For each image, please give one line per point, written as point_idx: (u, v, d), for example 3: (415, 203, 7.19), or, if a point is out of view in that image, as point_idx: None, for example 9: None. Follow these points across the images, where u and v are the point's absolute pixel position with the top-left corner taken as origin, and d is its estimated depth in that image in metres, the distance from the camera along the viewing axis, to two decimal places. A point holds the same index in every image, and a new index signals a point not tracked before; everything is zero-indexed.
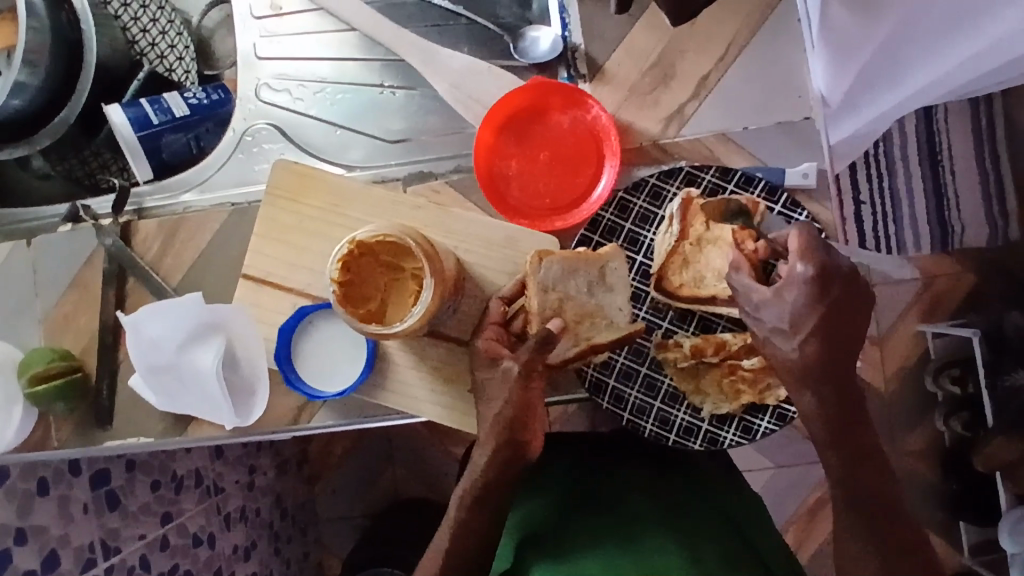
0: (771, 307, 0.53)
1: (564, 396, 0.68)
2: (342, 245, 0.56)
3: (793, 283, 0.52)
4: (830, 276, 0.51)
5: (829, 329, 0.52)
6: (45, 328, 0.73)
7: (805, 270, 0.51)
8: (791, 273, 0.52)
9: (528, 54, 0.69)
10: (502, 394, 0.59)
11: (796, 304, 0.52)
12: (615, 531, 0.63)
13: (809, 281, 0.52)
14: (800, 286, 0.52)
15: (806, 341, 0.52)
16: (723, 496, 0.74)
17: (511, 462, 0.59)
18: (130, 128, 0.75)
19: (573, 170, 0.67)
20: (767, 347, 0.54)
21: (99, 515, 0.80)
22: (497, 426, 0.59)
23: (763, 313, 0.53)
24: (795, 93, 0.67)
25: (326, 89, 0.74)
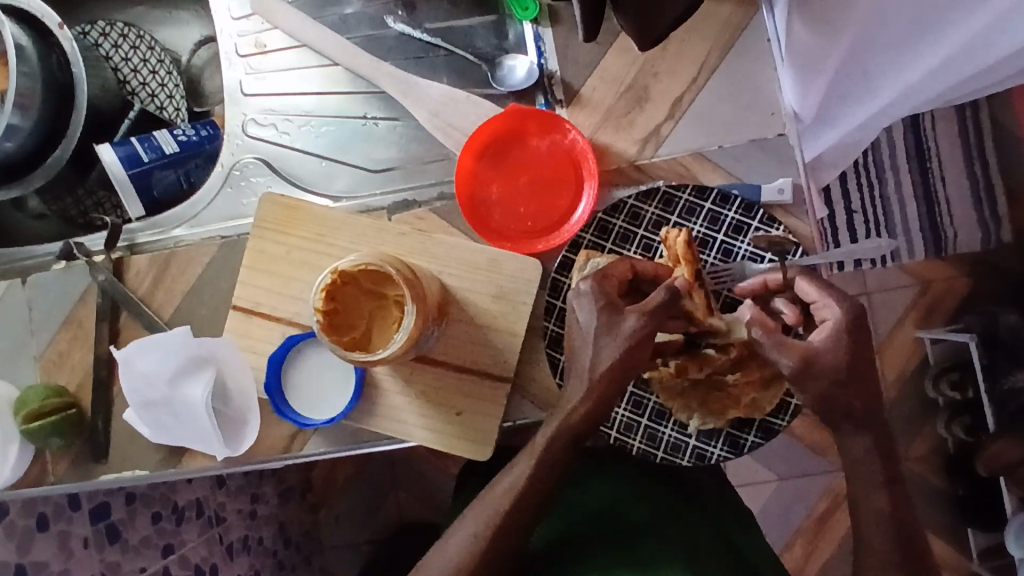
0: (823, 355, 0.55)
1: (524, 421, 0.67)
2: (325, 275, 0.57)
3: (832, 329, 0.56)
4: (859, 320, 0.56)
5: (863, 369, 0.56)
6: (40, 365, 0.74)
7: (836, 315, 0.56)
8: (827, 319, 0.57)
9: (505, 82, 0.72)
10: (609, 349, 0.59)
11: (840, 351, 0.56)
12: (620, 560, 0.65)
13: (842, 325, 0.56)
14: (840, 331, 0.56)
15: (849, 386, 0.56)
16: (711, 503, 0.78)
17: (602, 411, 0.60)
18: (121, 167, 0.78)
19: (553, 192, 0.69)
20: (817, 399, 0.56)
21: (99, 550, 0.82)
22: (602, 381, 0.59)
23: (813, 364, 0.55)
24: (767, 110, 0.68)
25: (311, 122, 0.76)
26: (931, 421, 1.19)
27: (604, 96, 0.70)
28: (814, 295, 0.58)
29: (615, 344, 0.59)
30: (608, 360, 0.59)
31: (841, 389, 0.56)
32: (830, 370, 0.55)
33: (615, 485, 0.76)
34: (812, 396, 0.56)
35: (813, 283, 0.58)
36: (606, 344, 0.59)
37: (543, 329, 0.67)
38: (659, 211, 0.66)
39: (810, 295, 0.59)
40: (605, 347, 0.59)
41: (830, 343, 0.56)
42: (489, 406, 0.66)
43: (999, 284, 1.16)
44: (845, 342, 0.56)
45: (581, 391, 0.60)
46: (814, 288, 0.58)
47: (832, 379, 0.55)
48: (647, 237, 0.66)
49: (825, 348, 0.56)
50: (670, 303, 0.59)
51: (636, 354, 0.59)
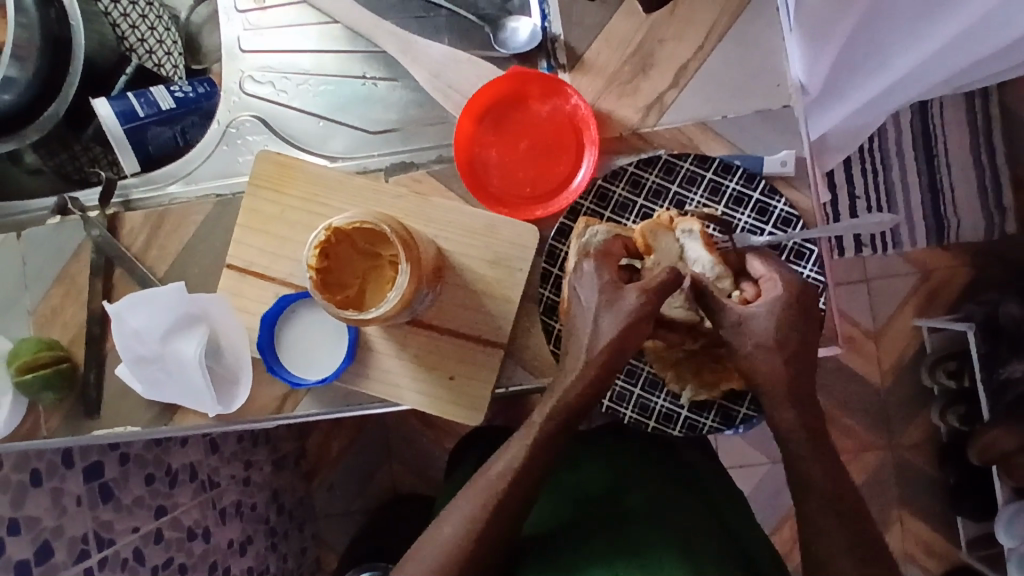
0: (759, 319, 0.58)
1: (516, 388, 0.67)
2: (319, 231, 0.56)
3: (773, 299, 0.58)
4: (800, 299, 0.59)
5: (800, 339, 0.58)
6: (33, 320, 0.74)
7: (779, 289, 0.59)
8: (771, 291, 0.59)
9: (508, 44, 0.71)
10: (611, 328, 0.59)
11: (773, 321, 0.58)
12: (619, 534, 0.67)
13: (780, 297, 0.59)
14: (780, 302, 0.58)
15: (778, 354, 0.57)
16: (709, 489, 0.77)
17: (594, 394, 0.60)
18: (116, 120, 0.76)
19: (553, 158, 0.68)
20: (748, 363, 0.58)
21: (92, 509, 0.82)
22: (594, 367, 0.59)
23: (750, 326, 0.59)
24: (773, 81, 0.67)
25: (309, 80, 0.75)
26: (925, 409, 1.19)
27: (608, 61, 0.69)
28: (764, 271, 0.61)
29: (615, 322, 0.59)
30: (607, 339, 0.59)
31: (774, 355, 0.57)
32: (761, 332, 0.58)
33: (611, 464, 0.76)
34: (742, 361, 0.58)
35: (763, 263, 0.61)
36: (607, 323, 0.59)
37: (539, 296, 0.67)
38: (659, 179, 0.66)
39: (759, 270, 0.62)
40: (605, 327, 0.59)
41: (768, 310, 0.58)
42: (482, 370, 0.66)
43: (999, 274, 1.16)
44: (779, 310, 0.58)
45: (574, 374, 0.60)
46: (765, 266, 0.61)
47: (761, 342, 0.58)
48: (646, 206, 0.66)
49: (761, 313, 0.58)
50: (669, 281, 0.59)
51: (637, 331, 0.59)
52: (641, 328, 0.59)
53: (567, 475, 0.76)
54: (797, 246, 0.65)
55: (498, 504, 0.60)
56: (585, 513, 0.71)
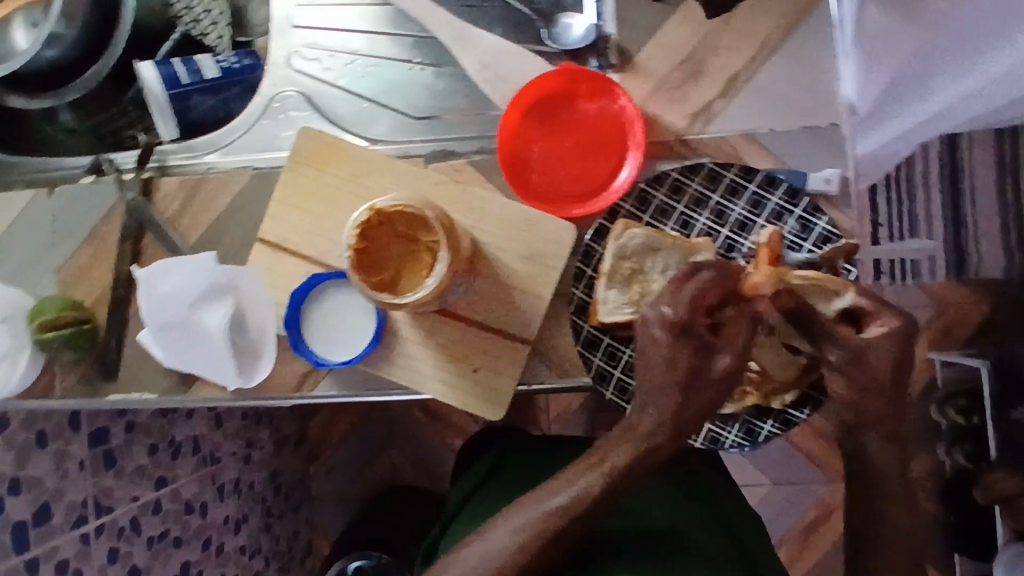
0: (872, 355, 0.52)
1: (538, 386, 0.66)
2: (361, 212, 0.56)
3: (887, 332, 0.52)
4: (911, 332, 0.52)
5: (905, 374, 0.53)
6: (59, 278, 0.74)
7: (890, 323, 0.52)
8: (883, 323, 0.52)
9: (560, 40, 0.70)
10: (668, 378, 0.52)
11: (891, 356, 0.52)
12: (635, 543, 0.65)
13: (894, 331, 0.52)
14: (896, 336, 0.52)
15: (891, 392, 0.52)
16: (731, 514, 0.74)
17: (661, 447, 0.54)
18: (160, 85, 0.77)
19: (597, 158, 0.67)
20: (857, 401, 0.53)
21: (95, 474, 0.82)
22: (664, 409, 0.53)
23: (861, 362, 0.52)
24: (825, 98, 0.67)
25: (356, 61, 0.75)
26: (933, 444, 1.18)
27: (660, 65, 0.68)
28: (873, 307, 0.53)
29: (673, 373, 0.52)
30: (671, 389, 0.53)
31: (881, 392, 0.52)
32: (878, 370, 0.52)
33: None
34: (850, 397, 0.53)
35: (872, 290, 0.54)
36: (667, 375, 0.52)
37: (570, 294, 0.67)
38: (702, 187, 0.65)
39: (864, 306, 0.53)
40: (669, 378, 0.52)
41: (882, 345, 0.52)
42: (507, 366, 0.65)
43: None
44: (895, 346, 0.52)
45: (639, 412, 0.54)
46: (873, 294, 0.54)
47: (876, 380, 0.52)
48: (686, 213, 0.65)
49: (876, 348, 0.52)
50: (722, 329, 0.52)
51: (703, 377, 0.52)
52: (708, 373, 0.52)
53: None
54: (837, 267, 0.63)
55: None
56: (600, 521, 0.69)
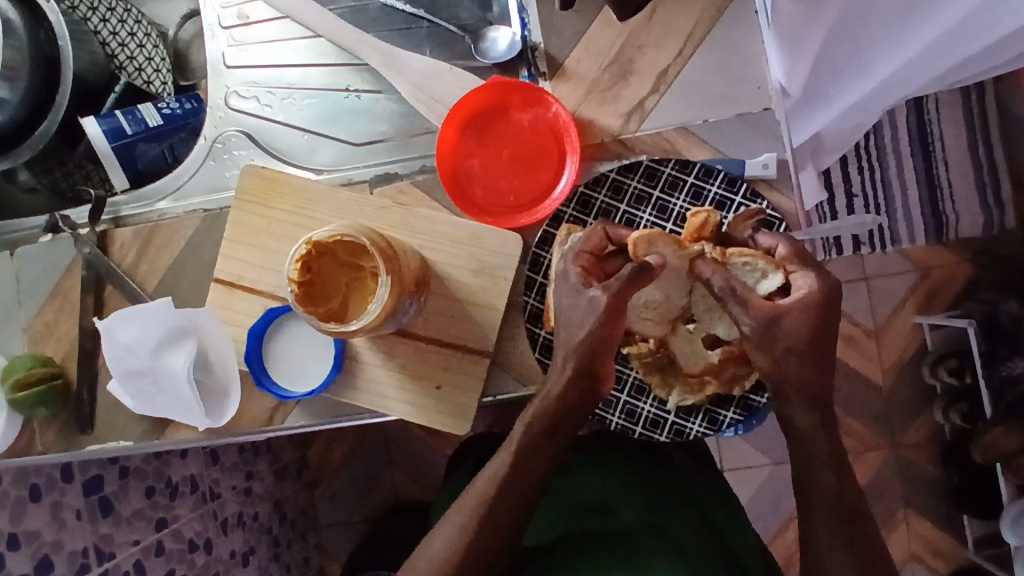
0: (790, 318, 0.55)
1: (500, 397, 0.67)
2: (300, 246, 0.57)
3: (804, 297, 0.55)
4: (826, 297, 0.56)
5: (821, 340, 0.55)
6: (27, 337, 0.75)
7: (807, 284, 0.57)
8: (802, 288, 0.57)
9: (488, 54, 0.72)
10: (586, 321, 0.58)
11: (806, 319, 0.55)
12: (614, 549, 0.66)
13: (814, 295, 0.56)
14: (811, 299, 0.55)
15: (806, 356, 0.55)
16: (705, 498, 0.75)
17: (578, 396, 0.59)
18: (104, 139, 0.77)
19: (535, 166, 0.68)
20: (774, 365, 0.55)
21: (93, 522, 0.82)
22: (577, 352, 0.58)
23: (781, 326, 0.55)
24: (754, 85, 0.67)
25: (293, 94, 0.76)
26: (927, 407, 1.18)
27: (588, 69, 0.69)
28: (795, 269, 0.58)
29: (586, 315, 0.57)
30: (585, 330, 0.58)
31: (797, 358, 0.55)
32: (793, 331, 0.55)
33: (604, 478, 0.75)
34: (772, 361, 0.55)
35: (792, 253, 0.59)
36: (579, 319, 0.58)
37: (524, 303, 0.67)
38: (642, 185, 0.66)
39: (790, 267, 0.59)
40: (586, 317, 0.58)
41: (798, 308, 0.55)
42: (468, 379, 0.66)
43: (997, 270, 1.15)
44: (814, 307, 0.55)
45: (557, 369, 0.59)
46: (794, 260, 0.59)
47: (791, 344, 0.54)
48: (629, 211, 0.66)
49: (794, 312, 0.55)
50: (638, 279, 0.57)
51: (615, 321, 0.58)
52: (617, 321, 0.58)
53: (563, 485, 0.76)
54: None
55: (496, 519, 0.59)
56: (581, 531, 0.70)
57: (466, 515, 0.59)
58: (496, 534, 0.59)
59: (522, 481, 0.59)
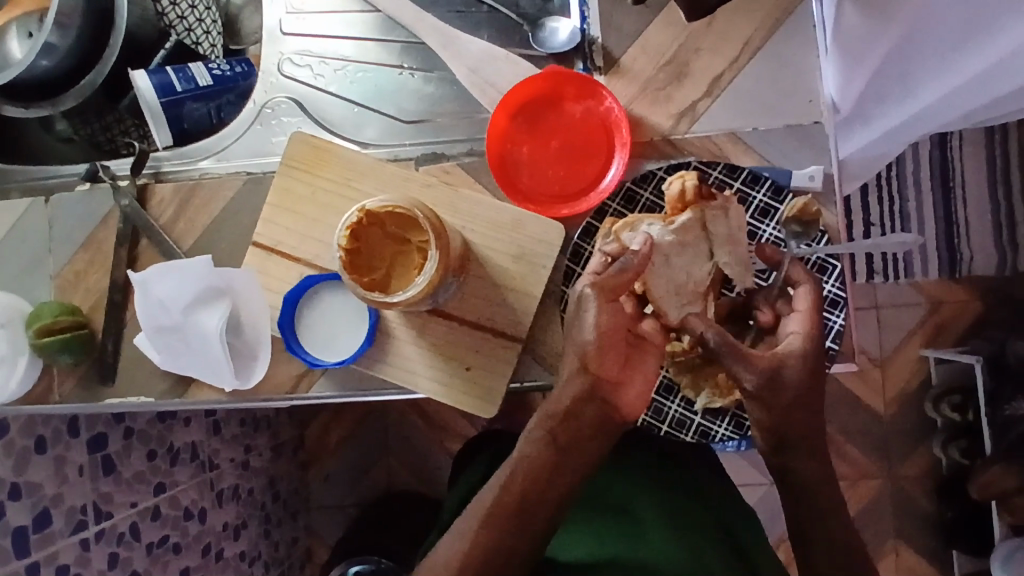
0: (789, 371, 0.56)
1: (526, 384, 0.67)
2: (351, 214, 0.57)
3: (797, 349, 0.57)
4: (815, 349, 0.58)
5: (814, 391, 0.57)
6: (56, 284, 0.74)
7: (798, 334, 0.59)
8: (794, 335, 0.59)
9: (546, 43, 0.72)
10: (590, 318, 0.58)
11: (801, 371, 0.57)
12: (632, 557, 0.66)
13: (803, 345, 0.58)
14: (801, 351, 0.58)
15: (804, 408, 0.57)
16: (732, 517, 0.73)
17: (586, 399, 0.58)
18: (154, 94, 0.77)
19: (584, 159, 0.68)
20: (771, 421, 0.57)
21: (93, 480, 0.82)
22: (583, 352, 0.58)
23: (780, 378, 0.56)
24: (806, 97, 0.68)
25: (347, 67, 0.76)
26: (926, 441, 1.18)
27: (643, 68, 0.70)
28: (799, 308, 0.60)
29: (592, 309, 0.58)
30: (593, 324, 0.58)
31: (791, 409, 0.56)
32: (793, 384, 0.56)
33: (628, 481, 0.75)
34: (775, 417, 0.56)
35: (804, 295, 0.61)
36: (589, 311, 0.58)
37: (561, 293, 0.67)
38: None
39: (798, 305, 0.61)
40: (591, 311, 0.58)
41: (794, 362, 0.57)
42: (499, 363, 0.66)
43: (1008, 311, 1.16)
44: (805, 360, 0.57)
45: (562, 379, 0.59)
46: (804, 300, 0.60)
47: (789, 398, 0.56)
48: None
49: (790, 365, 0.57)
50: (623, 272, 0.59)
51: (613, 324, 0.59)
52: (613, 305, 0.59)
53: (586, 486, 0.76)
54: (820, 261, 0.66)
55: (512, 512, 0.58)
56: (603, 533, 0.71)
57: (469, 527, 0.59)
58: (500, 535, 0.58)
59: (535, 484, 0.58)
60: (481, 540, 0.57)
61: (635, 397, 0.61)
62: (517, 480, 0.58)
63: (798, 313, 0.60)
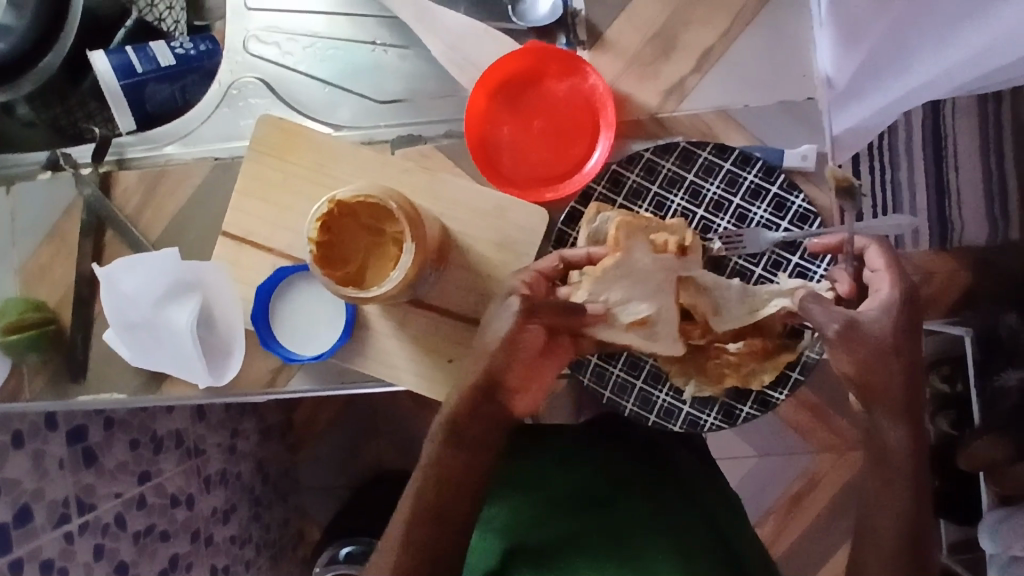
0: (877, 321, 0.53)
1: None
2: (321, 204, 0.54)
3: (886, 299, 0.54)
4: (911, 297, 0.54)
5: (909, 340, 0.53)
6: (21, 279, 0.71)
7: (890, 291, 0.54)
8: (881, 291, 0.54)
9: (526, 17, 0.69)
10: (501, 328, 0.56)
11: (889, 322, 0.53)
12: (615, 545, 0.62)
13: (894, 295, 0.54)
14: (892, 302, 0.53)
15: (896, 359, 0.53)
16: (698, 489, 0.72)
17: (484, 407, 0.56)
18: (113, 75, 0.73)
19: (567, 139, 0.65)
20: (872, 371, 0.53)
21: (75, 473, 0.79)
22: (484, 362, 0.56)
23: (866, 327, 0.53)
24: (801, 73, 0.65)
25: (316, 44, 0.72)
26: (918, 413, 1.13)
27: (629, 41, 0.67)
28: (878, 266, 0.56)
29: (502, 320, 0.56)
30: (505, 332, 0.55)
31: (884, 360, 0.52)
32: (878, 333, 0.53)
33: (612, 469, 0.70)
34: (865, 369, 0.53)
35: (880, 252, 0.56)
36: (501, 321, 0.56)
37: None
38: (676, 167, 0.63)
39: (877, 263, 0.56)
40: (501, 321, 0.56)
41: (882, 313, 0.53)
42: None
43: None
44: (896, 312, 0.53)
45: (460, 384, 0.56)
46: (880, 257, 0.56)
47: (879, 346, 0.52)
48: (660, 194, 0.64)
49: (874, 316, 0.53)
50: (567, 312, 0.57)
51: (528, 340, 0.56)
52: (529, 325, 0.56)
53: (557, 470, 0.70)
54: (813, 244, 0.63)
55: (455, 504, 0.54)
56: (585, 519, 0.65)
57: (407, 521, 0.53)
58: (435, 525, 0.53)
59: (459, 478, 0.55)
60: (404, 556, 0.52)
61: (528, 402, 0.60)
62: (432, 478, 0.54)
63: (879, 269, 0.56)
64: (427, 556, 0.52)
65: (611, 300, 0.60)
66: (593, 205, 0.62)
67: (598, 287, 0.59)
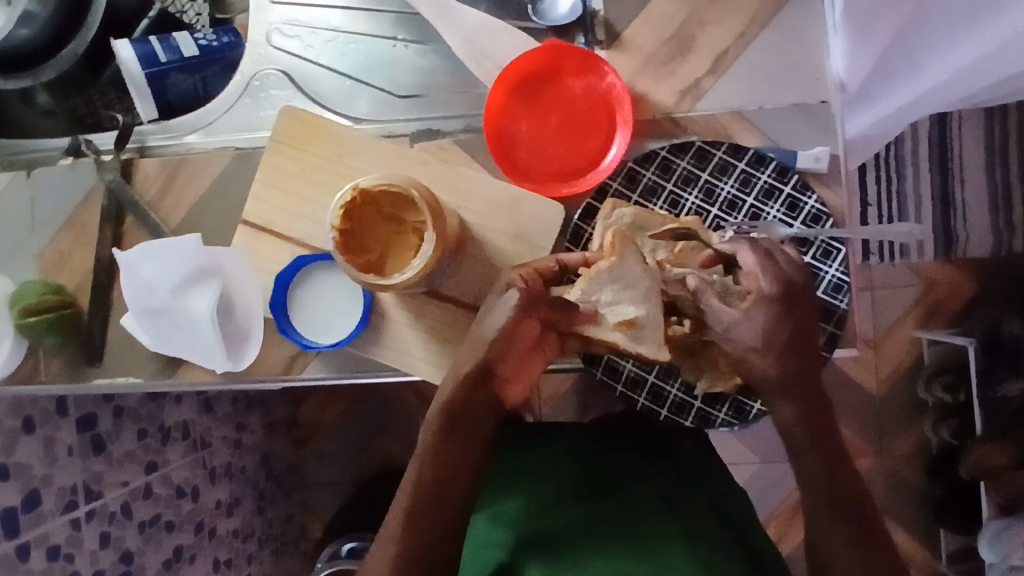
0: (744, 325, 0.55)
1: None
2: (345, 192, 0.55)
3: (755, 298, 0.55)
4: (790, 294, 0.56)
5: (800, 338, 0.56)
6: (39, 264, 0.72)
7: (768, 287, 0.55)
8: (753, 289, 0.56)
9: (546, 16, 0.70)
10: (498, 321, 0.55)
11: (759, 325, 0.55)
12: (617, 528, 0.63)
13: (766, 292, 0.55)
14: (764, 301, 0.55)
15: (781, 356, 0.55)
16: (699, 483, 0.73)
17: (476, 394, 0.56)
18: (137, 64, 0.75)
19: (584, 136, 0.66)
20: (745, 365, 0.56)
21: (84, 460, 0.80)
22: (476, 349, 0.56)
23: (736, 332, 0.55)
24: (814, 75, 0.66)
25: (338, 38, 0.74)
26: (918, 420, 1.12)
27: (646, 41, 0.68)
28: (750, 262, 0.57)
29: (499, 312, 0.55)
30: (503, 324, 0.55)
31: (779, 360, 0.55)
32: (760, 334, 0.55)
33: (615, 463, 0.72)
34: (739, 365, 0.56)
35: (753, 255, 0.57)
36: (498, 312, 0.56)
37: None
38: (691, 166, 0.65)
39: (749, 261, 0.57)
40: (499, 314, 0.55)
41: (755, 313, 0.55)
42: None
43: None
44: (766, 309, 0.55)
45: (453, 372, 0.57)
46: (754, 256, 0.57)
47: (768, 347, 0.55)
48: (675, 192, 0.65)
49: (740, 320, 0.55)
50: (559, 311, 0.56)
51: (523, 335, 0.55)
52: (529, 319, 0.55)
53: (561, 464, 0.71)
54: (825, 244, 0.63)
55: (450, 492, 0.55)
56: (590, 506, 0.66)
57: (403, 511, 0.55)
58: (436, 514, 0.54)
59: (452, 466, 0.56)
60: (400, 546, 0.53)
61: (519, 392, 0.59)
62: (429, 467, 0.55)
63: (749, 269, 0.57)
64: (424, 541, 0.54)
65: (603, 301, 0.57)
66: (608, 201, 0.62)
67: (591, 287, 0.57)
